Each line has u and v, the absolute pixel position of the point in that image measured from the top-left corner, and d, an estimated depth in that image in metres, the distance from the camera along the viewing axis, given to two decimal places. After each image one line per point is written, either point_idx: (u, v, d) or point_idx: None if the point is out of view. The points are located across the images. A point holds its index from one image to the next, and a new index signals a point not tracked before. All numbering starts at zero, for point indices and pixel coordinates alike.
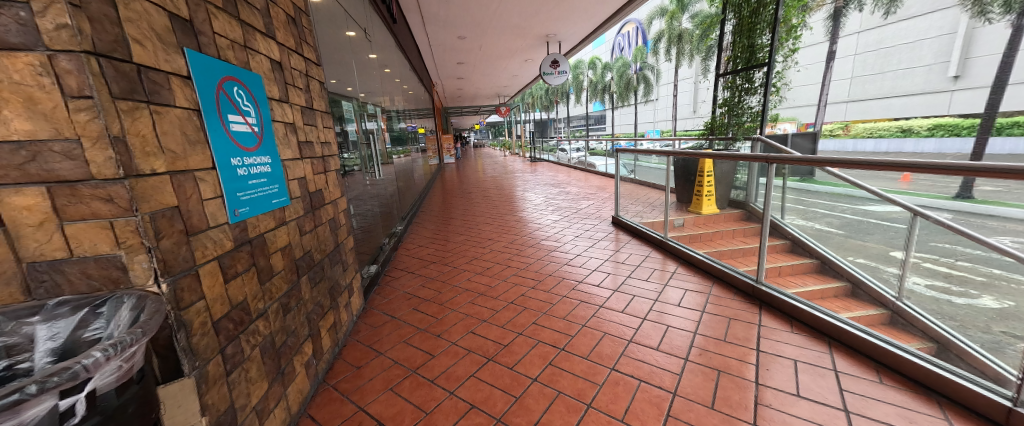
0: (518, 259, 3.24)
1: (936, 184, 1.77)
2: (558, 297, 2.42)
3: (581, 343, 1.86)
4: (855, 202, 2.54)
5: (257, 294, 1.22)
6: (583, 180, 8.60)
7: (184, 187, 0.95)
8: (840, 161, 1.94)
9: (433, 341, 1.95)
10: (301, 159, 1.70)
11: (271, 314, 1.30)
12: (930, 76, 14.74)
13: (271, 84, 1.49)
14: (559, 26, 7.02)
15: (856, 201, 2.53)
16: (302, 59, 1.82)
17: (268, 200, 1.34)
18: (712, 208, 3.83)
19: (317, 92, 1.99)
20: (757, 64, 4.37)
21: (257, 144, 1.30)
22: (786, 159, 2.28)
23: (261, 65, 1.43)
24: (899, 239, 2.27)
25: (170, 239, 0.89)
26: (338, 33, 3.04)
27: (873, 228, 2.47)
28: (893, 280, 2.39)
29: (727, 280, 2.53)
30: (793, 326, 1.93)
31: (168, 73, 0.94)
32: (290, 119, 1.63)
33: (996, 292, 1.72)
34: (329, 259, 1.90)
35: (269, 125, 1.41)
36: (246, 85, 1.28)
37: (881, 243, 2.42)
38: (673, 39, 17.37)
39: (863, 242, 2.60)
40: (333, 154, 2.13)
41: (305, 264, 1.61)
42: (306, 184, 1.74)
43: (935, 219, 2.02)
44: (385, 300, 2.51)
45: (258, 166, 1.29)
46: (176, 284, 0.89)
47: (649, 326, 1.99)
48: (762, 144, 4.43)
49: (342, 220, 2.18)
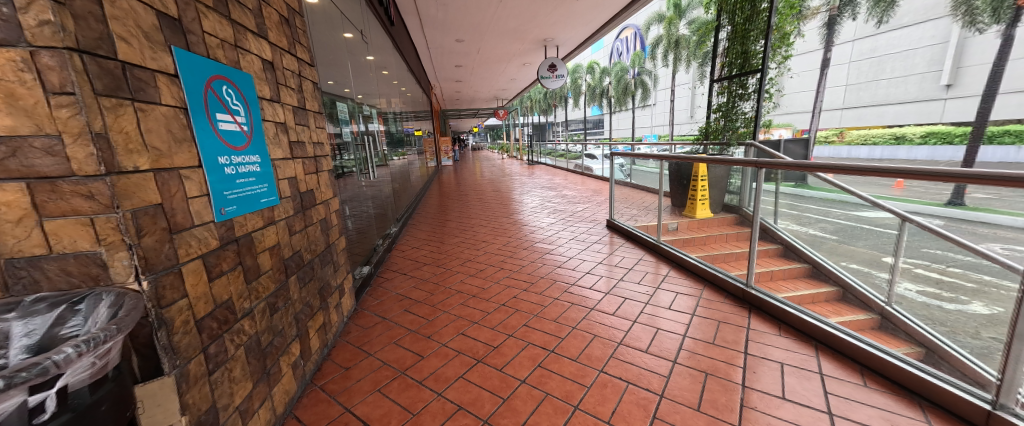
0: (512, 261, 3.25)
1: (930, 190, 1.80)
2: (550, 299, 2.43)
3: (570, 345, 1.86)
4: (848, 208, 2.57)
5: (243, 292, 1.22)
6: (580, 183, 8.63)
7: (167, 185, 0.95)
8: (829, 166, 1.97)
9: (423, 343, 1.95)
10: (293, 159, 1.70)
11: (258, 312, 1.29)
12: (924, 84, 14.95)
13: (262, 84, 1.49)
14: (556, 30, 7.08)
15: (848, 207, 2.56)
16: (295, 59, 1.83)
17: (256, 199, 1.34)
18: (705, 213, 3.91)
19: (311, 92, 1.99)
20: (752, 70, 4.42)
21: (246, 143, 1.31)
22: (779, 164, 2.29)
23: (252, 64, 1.43)
24: (888, 245, 2.34)
25: (153, 236, 0.89)
26: (335, 35, 3.06)
27: (865, 234, 2.52)
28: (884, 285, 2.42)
29: (718, 283, 2.54)
30: (781, 330, 1.94)
31: (154, 71, 0.94)
32: (281, 118, 1.63)
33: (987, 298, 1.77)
34: (319, 259, 1.90)
35: (259, 125, 1.41)
36: (236, 84, 1.29)
37: (872, 249, 2.47)
38: (671, 45, 17.48)
39: (853, 247, 2.64)
40: (326, 154, 2.14)
41: (295, 264, 1.61)
42: (297, 184, 1.73)
43: (920, 224, 2.08)
44: (377, 301, 2.50)
45: (247, 165, 1.29)
46: (157, 282, 0.88)
47: (640, 329, 1.99)
48: (756, 149, 4.38)
49: (335, 220, 2.18)
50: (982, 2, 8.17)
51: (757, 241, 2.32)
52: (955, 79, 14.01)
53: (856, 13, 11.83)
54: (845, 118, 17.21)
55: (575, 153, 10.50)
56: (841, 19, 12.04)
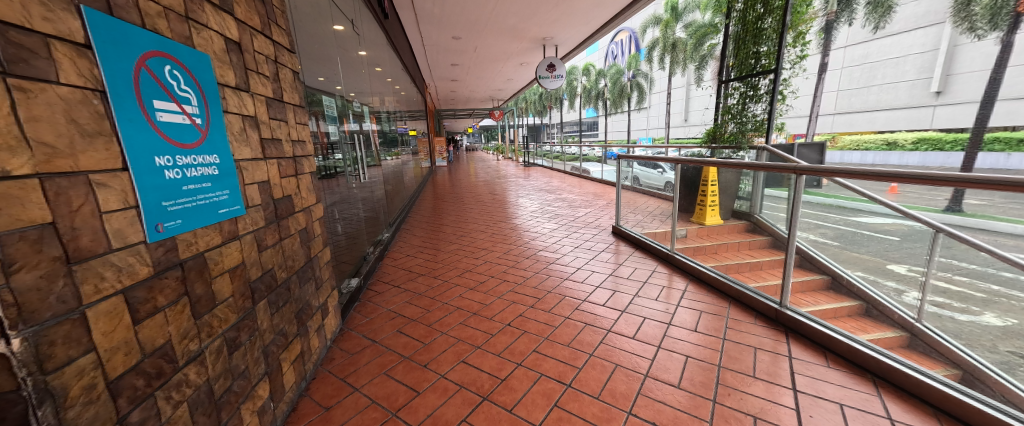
0: (515, 272, 2.99)
1: (924, 195, 1.78)
2: (560, 318, 2.18)
3: (591, 378, 1.63)
4: (846, 213, 2.38)
5: (190, 331, 0.95)
6: (577, 186, 8.42)
7: (66, 195, 0.68)
8: (888, 172, 1.70)
9: (419, 374, 1.69)
10: (265, 159, 1.42)
11: (212, 352, 1.03)
12: (914, 91, 15.10)
13: (225, 68, 1.22)
14: (556, 29, 6.86)
15: (846, 211, 2.38)
16: (269, 42, 1.55)
17: (212, 209, 1.07)
18: (715, 219, 3.72)
19: (289, 81, 1.72)
20: (763, 71, 4.25)
21: (199, 140, 1.04)
22: (831, 170, 1.94)
23: (211, 42, 1.16)
24: (892, 251, 2.16)
25: (34, 271, 0.62)
26: (323, 24, 2.78)
27: (867, 240, 2.34)
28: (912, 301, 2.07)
29: (744, 301, 2.32)
30: (828, 360, 1.75)
31: (49, 37, 0.68)
32: (251, 111, 1.36)
33: (997, 308, 1.66)
34: (297, 277, 1.62)
35: (219, 118, 1.15)
36: (186, 65, 1.02)
37: (877, 256, 2.29)
38: (667, 48, 17.34)
39: (858, 254, 2.45)
40: (308, 154, 1.86)
41: (266, 286, 1.34)
42: (271, 189, 1.46)
43: (961, 236, 1.74)
44: (366, 319, 2.22)
45: (199, 167, 1.03)
46: (40, 337, 0.62)
47: (666, 357, 1.78)
48: (767, 153, 4.23)
49: (317, 230, 1.90)
50: (981, 8, 8.11)
51: (793, 257, 2.10)
52: (946, 86, 14.19)
53: (853, 18, 11.86)
54: (837, 123, 17.38)
55: (571, 155, 10.27)
56: (838, 23, 12.09)
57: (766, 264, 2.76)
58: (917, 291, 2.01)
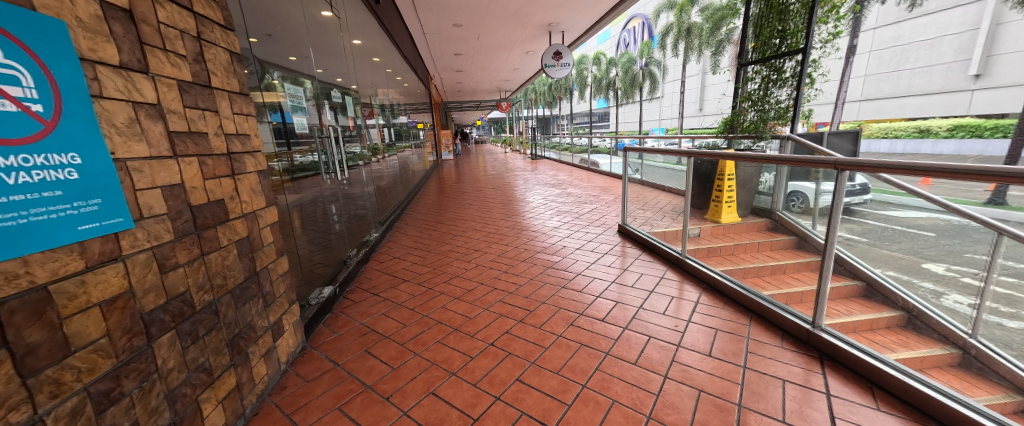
0: (507, 278, 2.71)
1: (961, 188, 1.46)
2: (552, 336, 1.89)
3: (580, 420, 1.34)
4: (876, 207, 1.95)
5: (11, 398, 0.72)
6: (586, 179, 8.07)
7: None
8: (944, 167, 1.36)
9: (379, 410, 1.43)
10: (175, 159, 1.16)
11: (61, 417, 0.80)
12: (949, 74, 14.08)
13: (100, 42, 0.94)
14: (562, 14, 6.46)
15: (875, 204, 1.95)
16: (188, 14, 1.27)
17: (64, 224, 0.81)
18: (732, 216, 3.35)
19: (222, 63, 1.44)
20: (789, 52, 3.82)
21: (40, 135, 0.77)
22: (885, 166, 1.50)
23: (69, 4, 0.88)
24: (929, 249, 1.91)
25: None
26: (294, 5, 2.51)
27: (899, 236, 2.01)
28: (963, 312, 1.86)
29: (769, 318, 1.98)
30: (878, 399, 1.42)
31: None
32: (150, 99, 1.09)
33: None
34: (232, 297, 1.37)
35: (82, 102, 0.87)
36: (16, 29, 0.74)
37: (910, 253, 2.03)
38: (682, 33, 16.60)
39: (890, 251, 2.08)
40: (254, 151, 1.59)
41: (173, 316, 1.09)
42: (187, 194, 1.20)
43: (1011, 232, 1.49)
44: (334, 336, 1.98)
45: (36, 171, 0.76)
46: None
47: (674, 390, 1.48)
48: (793, 143, 3.83)
49: (269, 237, 1.65)
50: None
51: (830, 268, 1.74)
52: (986, 69, 13.19)
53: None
54: (863, 110, 16.44)
55: (580, 147, 9.86)
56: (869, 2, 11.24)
57: (791, 268, 2.73)
58: (971, 297, 1.79)
